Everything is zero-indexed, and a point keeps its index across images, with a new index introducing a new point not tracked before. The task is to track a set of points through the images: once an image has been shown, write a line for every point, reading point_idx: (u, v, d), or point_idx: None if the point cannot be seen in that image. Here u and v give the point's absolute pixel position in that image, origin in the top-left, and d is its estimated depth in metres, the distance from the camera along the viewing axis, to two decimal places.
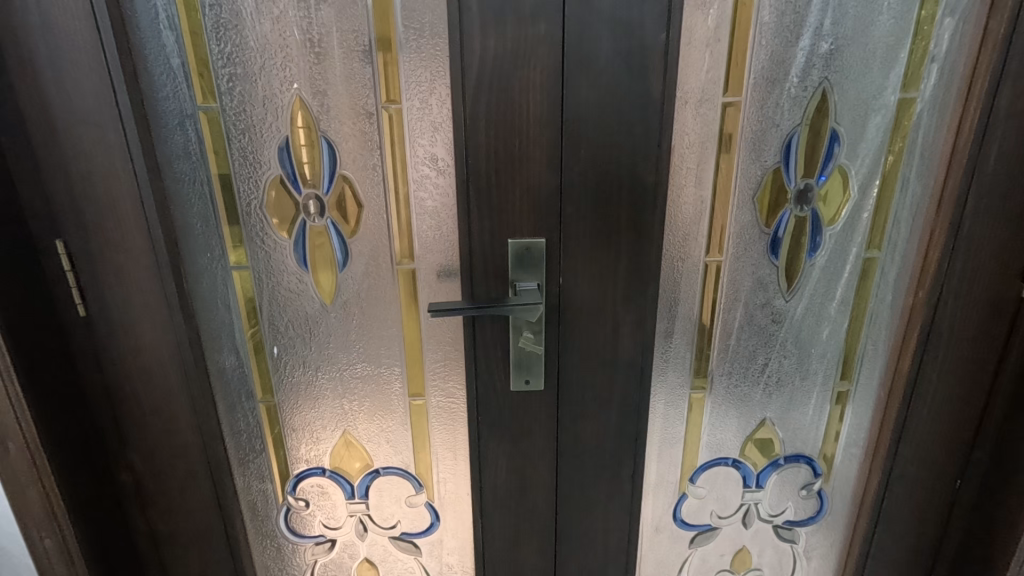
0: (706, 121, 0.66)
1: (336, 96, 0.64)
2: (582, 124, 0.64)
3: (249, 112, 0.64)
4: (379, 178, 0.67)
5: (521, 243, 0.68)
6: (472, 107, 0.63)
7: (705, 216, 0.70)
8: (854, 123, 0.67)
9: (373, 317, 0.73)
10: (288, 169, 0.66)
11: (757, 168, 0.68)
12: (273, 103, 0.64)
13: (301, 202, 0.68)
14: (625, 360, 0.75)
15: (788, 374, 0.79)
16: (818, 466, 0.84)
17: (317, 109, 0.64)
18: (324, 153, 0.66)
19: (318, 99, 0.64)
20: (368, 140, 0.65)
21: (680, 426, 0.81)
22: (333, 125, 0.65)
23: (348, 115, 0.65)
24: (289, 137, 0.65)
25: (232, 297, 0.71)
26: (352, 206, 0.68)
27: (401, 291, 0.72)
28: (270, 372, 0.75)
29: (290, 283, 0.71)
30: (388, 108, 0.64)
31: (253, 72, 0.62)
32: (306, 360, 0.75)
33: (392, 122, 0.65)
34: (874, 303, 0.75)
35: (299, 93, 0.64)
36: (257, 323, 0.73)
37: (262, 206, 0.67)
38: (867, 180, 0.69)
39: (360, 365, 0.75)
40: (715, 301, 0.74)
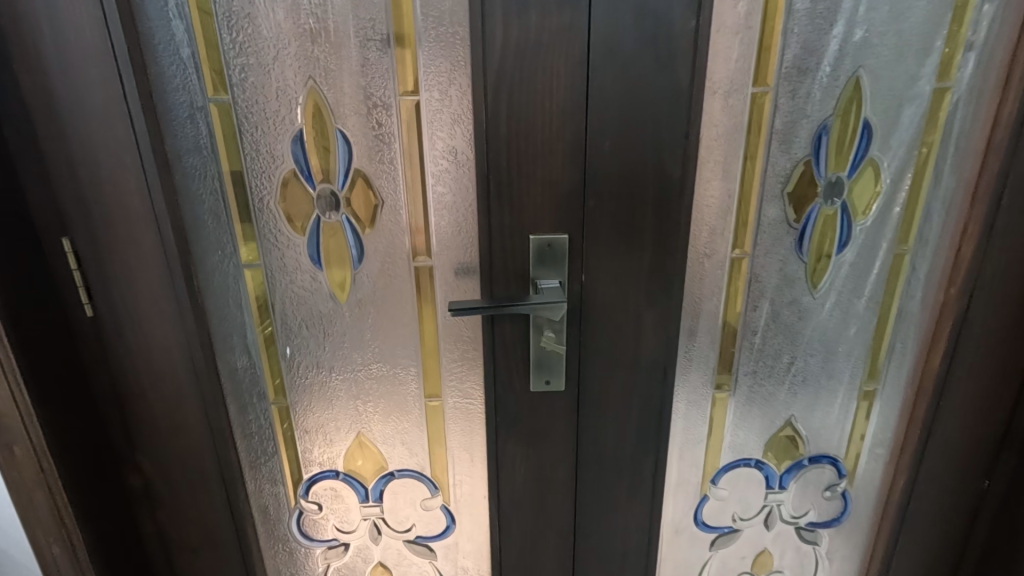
0: (734, 112, 0.64)
1: (352, 87, 0.62)
2: (607, 115, 0.62)
3: (262, 104, 0.62)
4: (396, 172, 0.65)
5: (543, 239, 0.66)
6: (493, 98, 0.61)
7: (731, 211, 0.68)
8: (887, 113, 0.65)
9: (389, 315, 0.71)
10: (301, 163, 0.64)
11: (786, 161, 0.66)
12: (286, 95, 0.61)
13: (315, 198, 0.65)
14: (648, 360, 0.73)
15: (814, 373, 0.77)
16: (842, 466, 0.83)
17: (331, 101, 0.62)
18: (339, 147, 0.64)
19: (333, 91, 0.62)
20: (385, 133, 0.63)
21: (702, 426, 0.79)
22: (350, 118, 0.63)
23: (364, 108, 0.62)
24: (303, 130, 0.63)
25: (244, 295, 0.69)
26: (368, 202, 0.66)
27: (418, 289, 0.70)
28: (283, 373, 0.73)
29: (303, 281, 0.69)
30: (406, 99, 0.62)
31: (266, 63, 0.60)
32: (320, 361, 0.73)
33: (409, 114, 0.63)
34: (904, 300, 0.73)
35: (313, 84, 0.61)
36: (270, 322, 0.71)
37: (275, 201, 0.65)
38: (898, 173, 0.67)
39: (376, 366, 0.73)
40: (740, 298, 0.72)
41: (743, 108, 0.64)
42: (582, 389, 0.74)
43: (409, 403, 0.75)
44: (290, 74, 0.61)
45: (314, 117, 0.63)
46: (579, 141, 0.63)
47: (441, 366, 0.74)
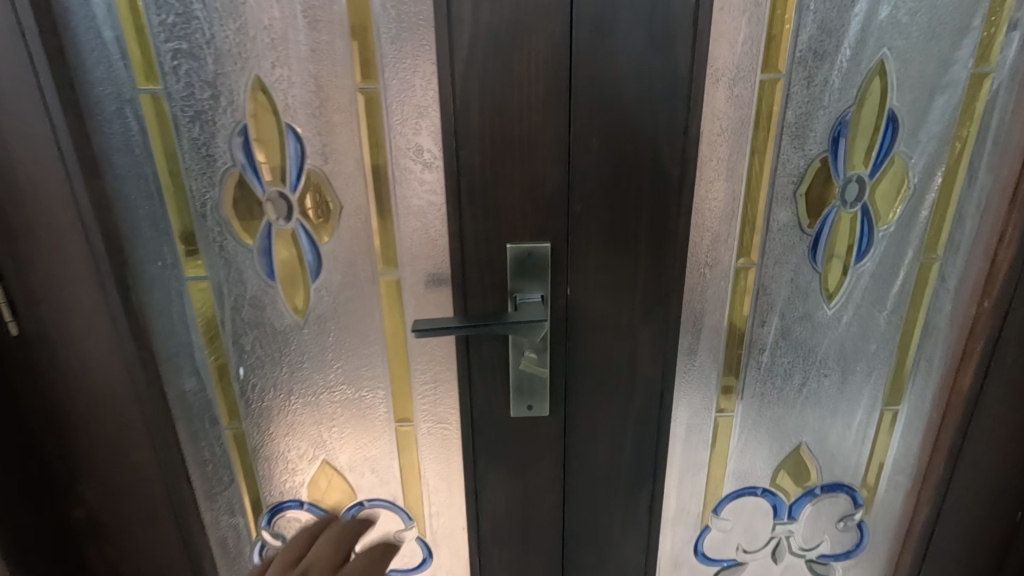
0: (740, 103, 0.56)
1: (303, 76, 0.54)
2: (594, 107, 0.54)
3: (199, 95, 0.54)
4: (355, 173, 0.57)
5: (522, 249, 0.58)
6: (464, 87, 0.53)
7: (736, 215, 0.60)
8: (915, 104, 0.57)
9: (352, 333, 0.64)
10: (248, 162, 0.56)
11: (800, 159, 0.58)
12: (227, 85, 0.54)
13: (265, 202, 0.58)
14: (643, 382, 0.65)
15: (828, 395, 0.69)
16: (859, 495, 0.75)
17: (280, 92, 0.54)
18: (291, 145, 0.56)
19: (281, 80, 0.54)
20: (341, 128, 0.56)
21: (703, 452, 0.71)
22: (301, 112, 0.55)
23: (317, 100, 0.55)
24: (248, 126, 0.55)
25: (189, 311, 0.62)
26: (325, 206, 0.58)
27: (384, 304, 0.62)
28: (237, 397, 0.66)
29: (256, 295, 0.62)
30: (364, 90, 0.54)
31: (203, 48, 0.52)
32: (278, 384, 0.66)
33: (369, 107, 0.55)
34: (930, 314, 0.65)
35: (258, 73, 0.54)
36: (220, 341, 0.63)
37: (219, 206, 0.58)
38: (927, 172, 0.59)
39: (340, 388, 0.66)
40: (746, 312, 0.64)
41: (752, 98, 0.56)
42: (569, 413, 0.66)
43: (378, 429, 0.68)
44: (229, 61, 0.53)
45: (259, 111, 0.55)
46: (563, 136, 0.55)
47: (412, 388, 0.66)
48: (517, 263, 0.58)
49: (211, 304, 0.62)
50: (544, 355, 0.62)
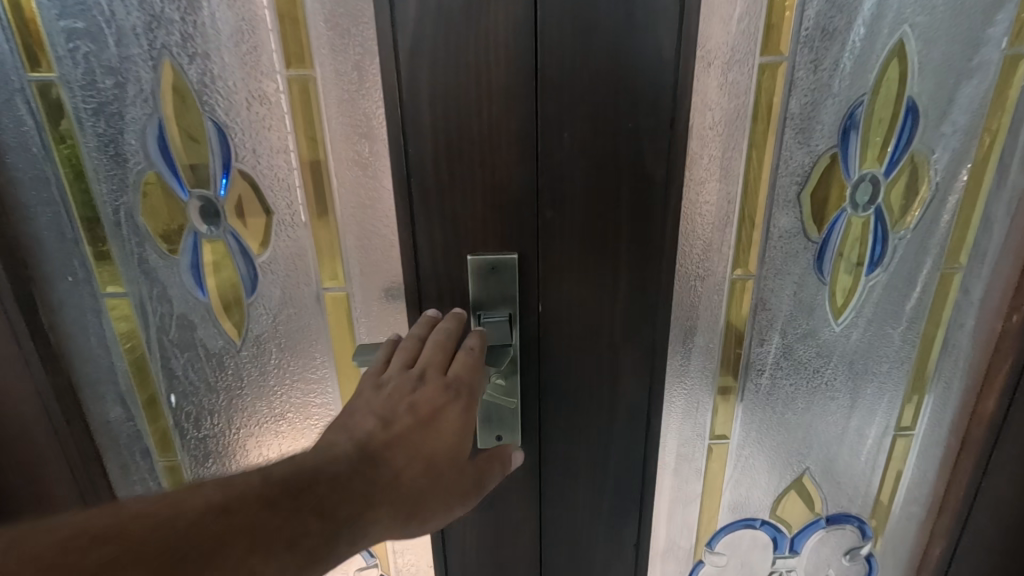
0: (735, 91, 0.48)
1: (224, 61, 0.46)
2: (566, 96, 0.46)
3: (103, 83, 0.46)
4: (291, 174, 0.49)
5: (484, 261, 0.51)
6: (412, 74, 0.45)
7: (731, 221, 0.52)
8: (938, 91, 0.49)
9: (297, 355, 0.56)
10: (165, 163, 0.49)
11: (805, 156, 0.50)
12: (134, 71, 0.46)
13: (188, 209, 0.50)
14: (627, 409, 0.58)
15: (835, 420, 0.62)
16: (868, 527, 0.68)
17: (197, 80, 0.46)
18: (214, 141, 0.48)
19: (198, 66, 0.46)
20: (272, 122, 0.48)
21: (696, 482, 0.64)
22: (225, 103, 0.47)
23: (243, 88, 0.47)
24: (163, 120, 0.47)
25: (109, 333, 0.54)
26: (259, 212, 0.51)
27: (332, 323, 0.55)
28: (170, 426, 0.59)
29: (184, 314, 0.54)
30: (297, 77, 0.47)
31: (103, 28, 0.45)
32: (214, 413, 0.58)
33: (303, 97, 0.47)
34: (951, 330, 0.58)
35: (170, 57, 0.46)
36: (147, 365, 0.56)
37: (135, 214, 0.50)
38: (951, 170, 0.52)
39: (287, 417, 0.58)
40: (743, 330, 0.57)
41: (749, 86, 0.48)
42: (544, 442, 0.59)
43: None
44: (139, 42, 0.45)
45: (175, 102, 0.47)
46: (530, 130, 0.47)
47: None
48: (479, 278, 0.51)
49: (134, 324, 0.54)
50: (513, 382, 0.55)
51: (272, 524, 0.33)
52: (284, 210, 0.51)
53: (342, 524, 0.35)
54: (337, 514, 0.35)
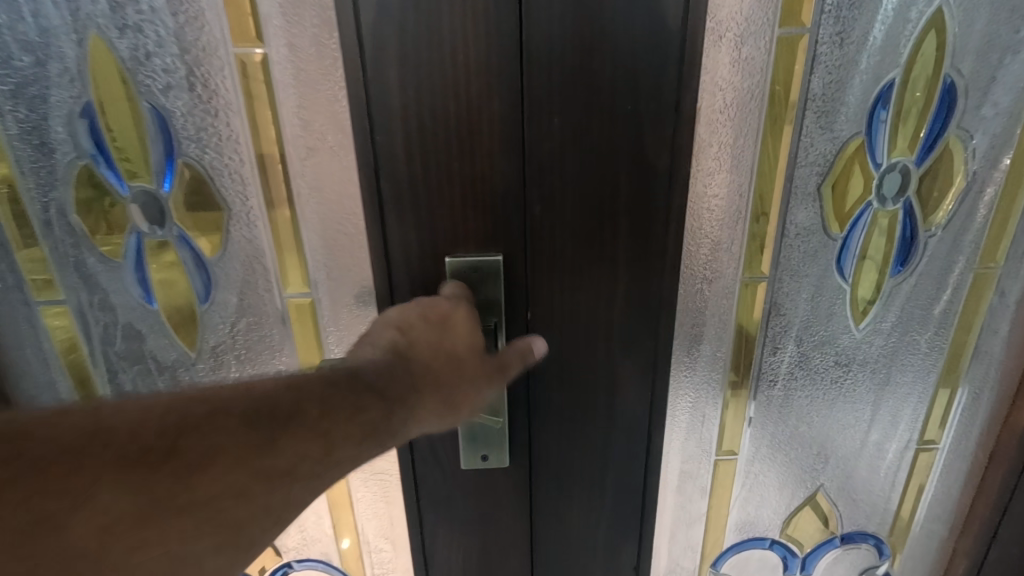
0: (749, 69, 0.42)
1: (161, 38, 0.41)
2: (558, 74, 0.40)
3: (22, 64, 0.41)
4: (243, 162, 0.44)
5: (464, 264, 0.45)
6: (377, 50, 0.39)
7: (743, 217, 0.46)
8: (979, 69, 0.44)
9: (260, 368, 0.51)
10: (98, 153, 0.43)
11: (827, 143, 0.45)
12: (57, 47, 0.41)
13: (128, 203, 0.45)
14: (626, 425, 0.52)
15: (854, 433, 0.57)
16: (886, 546, 0.63)
17: (129, 55, 0.41)
18: (152, 128, 0.43)
19: (132, 42, 0.41)
20: (218, 109, 0.42)
21: (700, 501, 0.59)
22: (165, 86, 0.42)
23: (185, 71, 0.42)
24: (93, 102, 0.42)
25: (46, 348, 0.49)
26: (208, 209, 0.45)
27: (299, 335, 0.50)
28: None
29: (129, 324, 0.49)
30: (245, 51, 0.41)
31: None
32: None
33: (253, 74, 0.42)
34: (983, 336, 0.52)
35: (97, 29, 0.41)
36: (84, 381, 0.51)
37: (69, 212, 0.45)
38: (989, 159, 0.46)
39: None
40: (754, 337, 0.51)
41: (765, 64, 0.42)
42: (533, 461, 0.54)
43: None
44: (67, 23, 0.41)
45: (107, 86, 0.42)
46: (516, 115, 0.41)
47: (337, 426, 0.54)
48: (459, 283, 0.45)
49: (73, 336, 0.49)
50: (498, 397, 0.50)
51: (341, 405, 0.34)
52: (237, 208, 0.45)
53: (391, 409, 0.36)
54: (390, 394, 0.37)
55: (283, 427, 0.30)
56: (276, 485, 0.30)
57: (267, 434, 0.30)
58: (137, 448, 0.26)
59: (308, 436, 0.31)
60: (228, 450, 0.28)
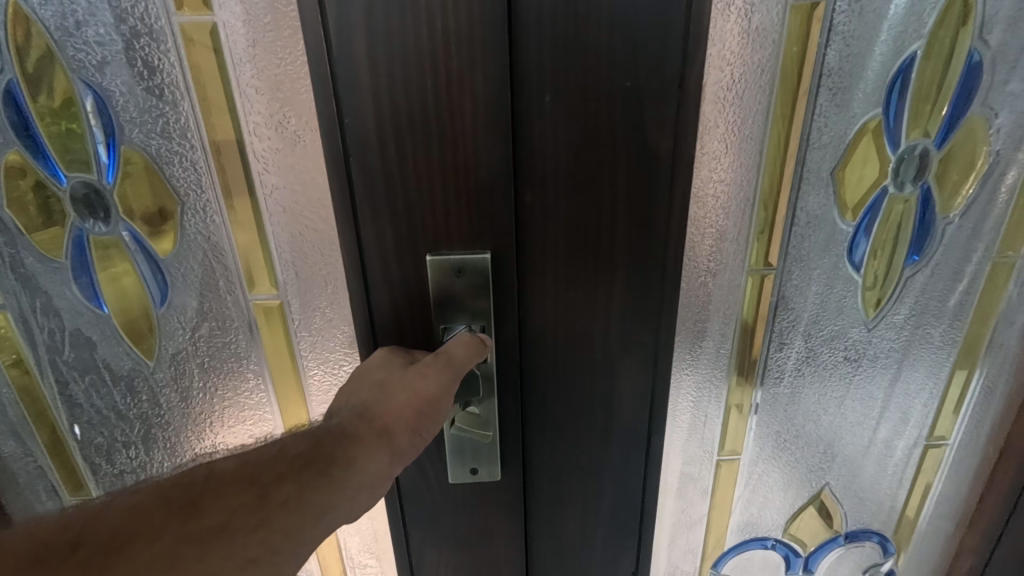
0: (759, 41, 0.38)
1: (97, 28, 0.41)
2: (550, 48, 0.36)
3: None
4: (185, 135, 0.44)
5: (449, 263, 0.41)
6: (345, 20, 0.35)
7: (750, 204, 0.43)
8: (1008, 40, 0.40)
9: (213, 348, 0.51)
10: (31, 129, 0.45)
11: (841, 123, 0.41)
12: None
13: (63, 183, 0.46)
14: (624, 427, 0.49)
15: (862, 431, 0.54)
16: (890, 544, 0.61)
17: (55, 25, 0.42)
18: (94, 129, 0.44)
19: (69, 37, 0.42)
20: (156, 98, 0.43)
21: (701, 502, 0.56)
22: (101, 78, 0.43)
23: (125, 54, 0.42)
24: (20, 78, 0.43)
25: None
26: (154, 210, 0.46)
27: (265, 335, 0.50)
28: (77, 450, 0.56)
29: (82, 325, 0.51)
30: (188, 18, 0.41)
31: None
32: (130, 437, 0.55)
33: (197, 42, 0.41)
34: (1000, 327, 0.50)
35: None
36: (45, 384, 0.54)
37: (11, 200, 0.47)
38: (1013, 139, 0.43)
39: (219, 413, 0.53)
40: (759, 334, 0.48)
41: (777, 35, 0.38)
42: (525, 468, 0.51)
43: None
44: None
45: (42, 93, 0.44)
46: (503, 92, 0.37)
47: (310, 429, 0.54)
48: (443, 284, 0.42)
49: (26, 336, 0.52)
50: (489, 407, 0.46)
51: (265, 462, 0.33)
52: (186, 202, 0.46)
53: (328, 463, 0.35)
54: (333, 450, 0.36)
55: (192, 499, 0.31)
56: (211, 543, 0.30)
57: (183, 502, 0.31)
58: (44, 545, 0.28)
59: (234, 489, 0.32)
60: (146, 517, 0.30)
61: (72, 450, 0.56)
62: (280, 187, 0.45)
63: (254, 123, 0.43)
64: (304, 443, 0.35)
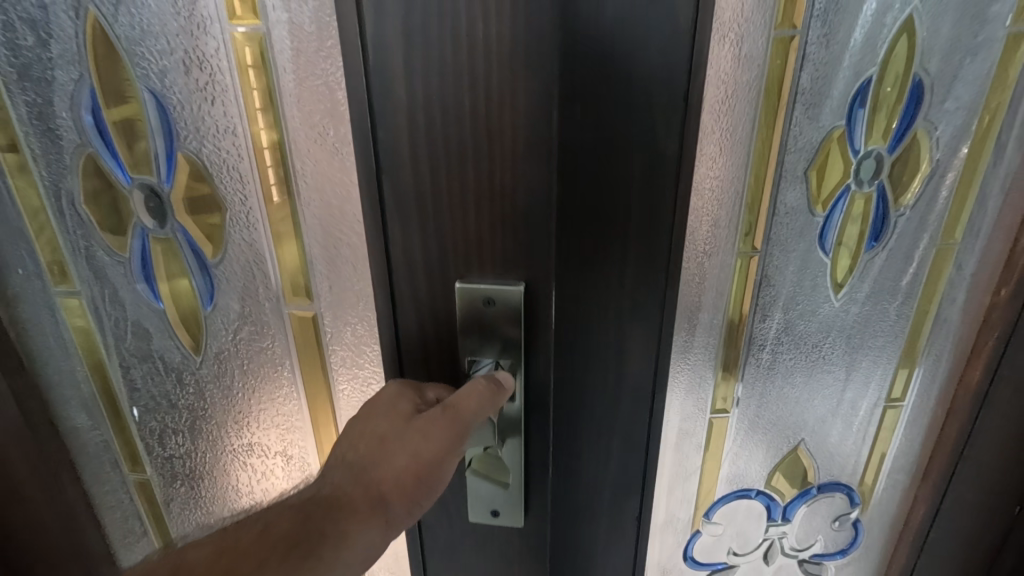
0: (747, 64, 0.48)
1: (157, 43, 0.51)
2: (581, 67, 0.44)
3: (30, 48, 0.54)
4: (227, 134, 0.54)
5: (479, 294, 0.51)
6: (412, 43, 0.44)
7: (739, 197, 0.52)
8: (945, 68, 0.50)
9: (248, 351, 0.63)
10: (102, 137, 0.56)
11: (812, 132, 0.51)
12: (67, 37, 0.53)
13: (128, 189, 0.58)
14: (631, 385, 0.57)
15: (831, 392, 0.64)
16: (856, 494, 0.71)
17: (123, 35, 0.52)
18: (154, 142, 0.55)
19: (134, 53, 0.52)
20: (206, 106, 0.53)
21: (696, 456, 0.66)
22: (161, 90, 0.53)
23: (181, 63, 0.52)
24: (96, 84, 0.54)
25: (61, 315, 0.66)
26: (203, 223, 0.58)
27: (298, 342, 0.62)
28: (136, 424, 0.70)
29: (140, 304, 0.63)
30: (237, 31, 0.50)
31: (46, 21, 0.52)
32: (181, 424, 0.69)
33: (243, 51, 0.51)
34: (943, 304, 0.59)
35: (94, 10, 0.51)
36: (109, 358, 0.67)
37: (86, 197, 0.60)
38: (951, 147, 0.53)
39: (252, 412, 0.66)
40: (745, 308, 0.57)
41: (761, 60, 0.48)
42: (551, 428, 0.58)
43: (292, 483, 0.70)
44: (78, 18, 0.52)
45: (112, 97, 0.54)
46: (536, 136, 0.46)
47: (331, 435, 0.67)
48: (471, 309, 0.52)
49: (92, 308, 0.65)
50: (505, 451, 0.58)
51: (248, 552, 0.43)
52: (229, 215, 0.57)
53: (312, 544, 0.44)
54: (326, 526, 0.45)
55: None
56: None
57: None
58: None
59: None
60: None
61: (133, 427, 0.70)
62: (338, 181, 0.55)
63: (328, 127, 0.53)
64: (295, 521, 0.44)
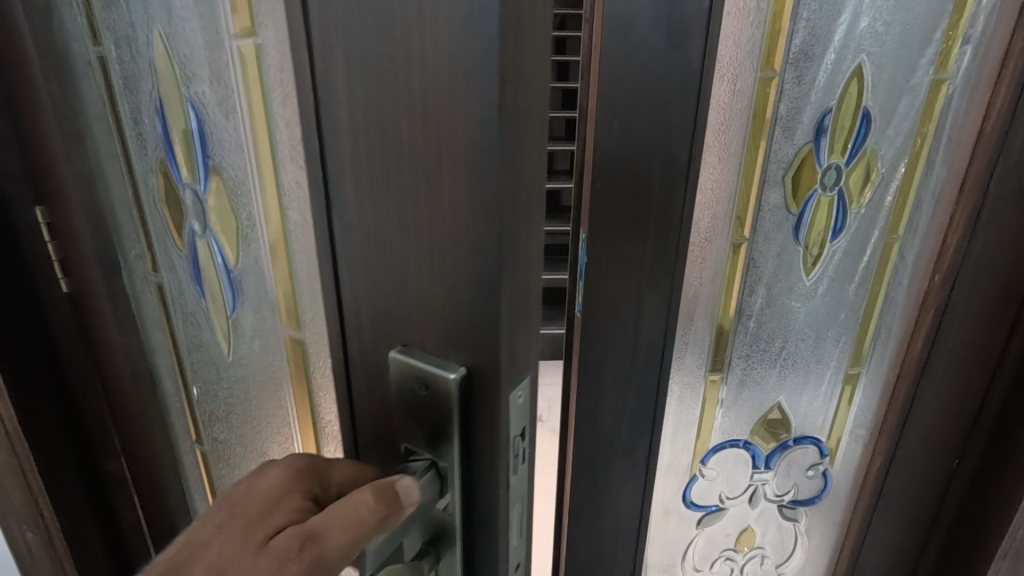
0: (740, 96, 0.64)
1: (198, 60, 0.55)
2: (615, 96, 0.61)
3: (132, 61, 0.61)
4: (240, 143, 0.55)
5: (410, 366, 0.41)
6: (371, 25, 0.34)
7: (732, 198, 0.69)
8: (886, 103, 0.67)
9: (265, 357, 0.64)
10: (168, 150, 0.63)
11: (789, 148, 0.67)
12: (145, 54, 0.59)
13: (184, 195, 0.64)
14: (646, 343, 0.72)
15: (804, 358, 0.79)
16: (825, 446, 0.86)
17: (178, 52, 0.56)
18: (196, 154, 0.60)
19: (183, 69, 0.57)
20: (224, 120, 0.55)
21: (694, 409, 0.81)
22: (199, 104, 0.57)
23: (207, 72, 0.55)
24: (163, 97, 0.60)
25: (151, 306, 0.72)
26: (228, 234, 0.61)
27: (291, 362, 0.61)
28: (203, 409, 0.75)
29: (193, 295, 0.69)
30: (245, 42, 0.50)
31: (135, 39, 0.59)
32: (223, 414, 0.73)
33: (247, 59, 0.51)
34: (890, 287, 0.75)
35: (158, 30, 0.57)
36: (183, 346, 0.73)
37: (161, 203, 0.66)
38: (893, 163, 0.69)
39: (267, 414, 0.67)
40: (737, 284, 0.73)
41: (750, 93, 0.64)
42: (507, 501, 0.43)
43: None
44: (151, 37, 0.58)
45: (173, 109, 0.60)
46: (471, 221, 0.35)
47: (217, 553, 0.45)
48: (403, 382, 0.41)
49: (172, 291, 0.71)
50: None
51: None
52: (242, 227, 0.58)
53: None
54: None
55: None
56: None
57: None
58: None
59: None
60: None
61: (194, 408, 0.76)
62: None
63: None
64: None
